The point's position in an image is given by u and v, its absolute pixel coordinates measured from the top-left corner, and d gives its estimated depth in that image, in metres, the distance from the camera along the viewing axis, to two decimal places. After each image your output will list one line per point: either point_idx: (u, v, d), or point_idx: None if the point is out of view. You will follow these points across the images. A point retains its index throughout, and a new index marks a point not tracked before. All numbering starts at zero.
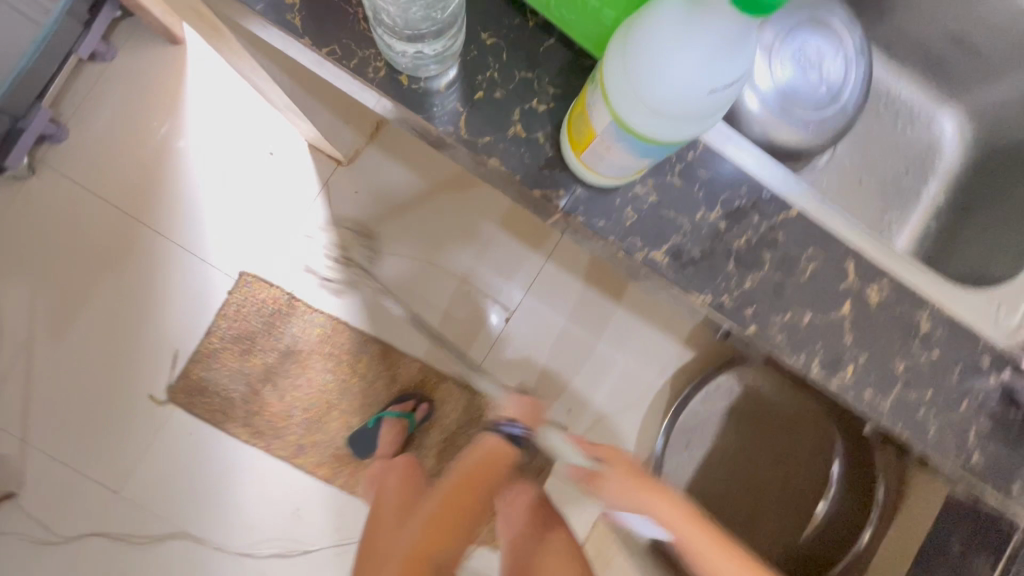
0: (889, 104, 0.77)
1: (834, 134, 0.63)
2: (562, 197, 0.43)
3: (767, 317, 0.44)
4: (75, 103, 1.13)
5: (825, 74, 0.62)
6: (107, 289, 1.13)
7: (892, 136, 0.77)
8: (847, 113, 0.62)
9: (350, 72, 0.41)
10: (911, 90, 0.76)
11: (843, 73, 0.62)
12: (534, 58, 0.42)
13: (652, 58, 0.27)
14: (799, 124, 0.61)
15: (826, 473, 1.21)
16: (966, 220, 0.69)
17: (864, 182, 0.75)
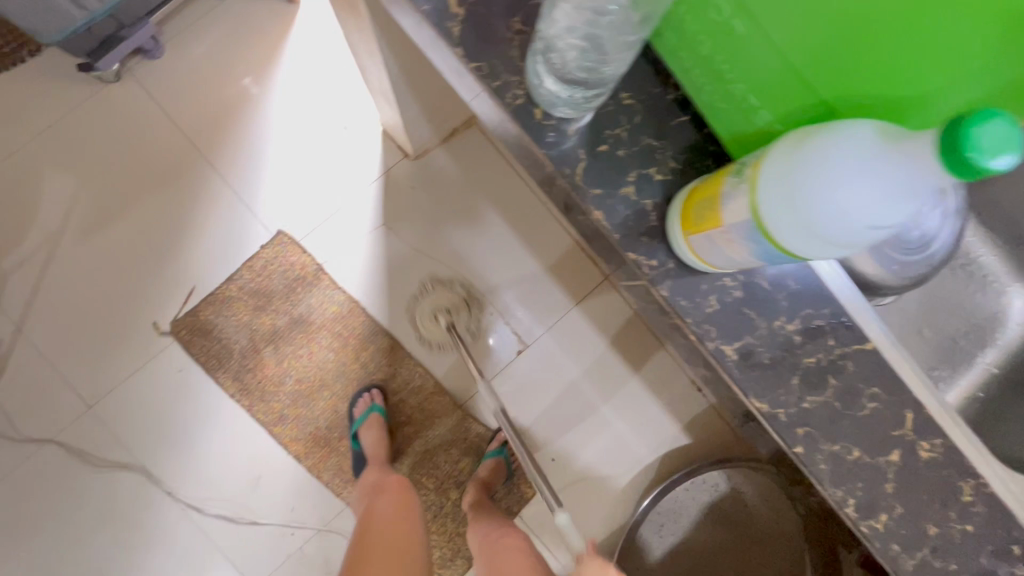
0: (967, 265, 0.77)
1: (910, 279, 0.62)
2: (653, 267, 0.43)
3: (817, 442, 0.44)
4: (179, 28, 1.17)
5: (921, 220, 0.61)
6: (150, 208, 1.14)
7: (964, 293, 0.76)
8: (929, 265, 0.62)
9: (489, 91, 0.42)
10: (991, 256, 0.76)
11: (937, 225, 0.62)
12: (664, 129, 0.43)
13: (824, 178, 0.27)
14: (885, 260, 0.59)
15: None
16: (1013, 401, 0.70)
17: (926, 333, 0.73)
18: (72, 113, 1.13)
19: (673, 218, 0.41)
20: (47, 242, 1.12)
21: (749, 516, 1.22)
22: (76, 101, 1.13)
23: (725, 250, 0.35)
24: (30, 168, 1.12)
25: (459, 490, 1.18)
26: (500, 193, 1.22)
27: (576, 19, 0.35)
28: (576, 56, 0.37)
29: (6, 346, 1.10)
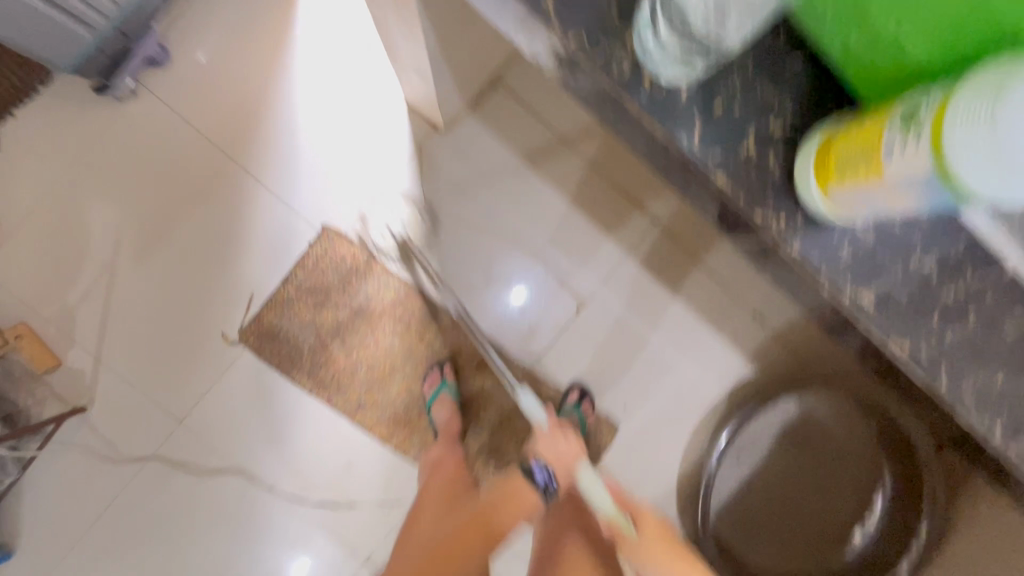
0: None
1: None
2: (781, 225, 0.41)
3: (961, 374, 0.44)
4: (184, 32, 1.13)
5: None
6: (195, 222, 1.14)
7: None
8: None
9: (591, 66, 0.40)
10: None
11: None
12: (778, 77, 0.40)
13: None
14: None
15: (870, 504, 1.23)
16: None
17: None
18: (97, 137, 1.12)
19: (803, 174, 0.39)
20: (104, 271, 1.13)
21: (824, 436, 1.26)
22: (98, 126, 1.11)
23: (882, 203, 0.34)
24: (69, 200, 1.12)
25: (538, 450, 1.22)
26: (536, 153, 1.19)
27: None
28: (711, 15, 0.36)
29: (90, 377, 1.13)
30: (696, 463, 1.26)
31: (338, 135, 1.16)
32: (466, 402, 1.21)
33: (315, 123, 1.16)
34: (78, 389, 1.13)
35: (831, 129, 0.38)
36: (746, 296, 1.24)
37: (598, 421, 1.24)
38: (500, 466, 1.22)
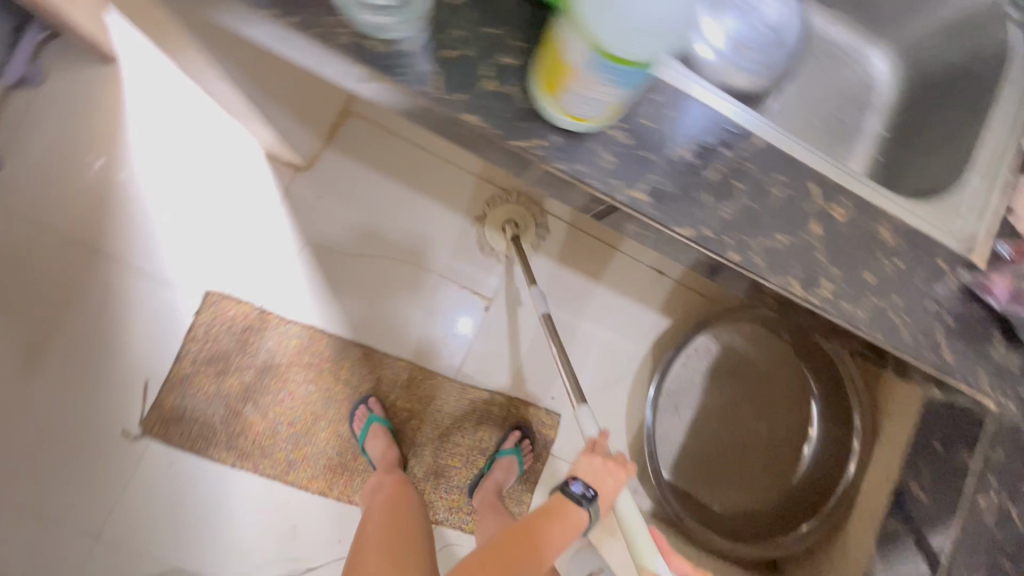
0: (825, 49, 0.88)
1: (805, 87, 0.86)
2: (542, 148, 0.44)
3: (748, 243, 0.47)
4: (9, 132, 1.07)
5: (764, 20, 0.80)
6: (67, 324, 1.08)
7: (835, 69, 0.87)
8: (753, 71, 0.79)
9: (318, 41, 0.41)
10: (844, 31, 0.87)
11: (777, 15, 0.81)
12: (498, 17, 0.44)
13: None
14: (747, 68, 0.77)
15: (808, 414, 1.26)
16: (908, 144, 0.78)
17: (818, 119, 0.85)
18: None
19: (534, 88, 0.42)
20: None
21: (747, 363, 1.30)
22: None
23: (586, 96, 0.37)
24: None
25: (483, 456, 1.21)
26: (404, 167, 1.20)
27: None
28: None
29: None
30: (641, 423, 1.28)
31: (197, 198, 1.13)
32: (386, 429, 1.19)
33: (170, 193, 1.12)
34: None
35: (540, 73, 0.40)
36: (641, 254, 1.29)
37: (537, 413, 1.23)
38: (451, 484, 1.19)
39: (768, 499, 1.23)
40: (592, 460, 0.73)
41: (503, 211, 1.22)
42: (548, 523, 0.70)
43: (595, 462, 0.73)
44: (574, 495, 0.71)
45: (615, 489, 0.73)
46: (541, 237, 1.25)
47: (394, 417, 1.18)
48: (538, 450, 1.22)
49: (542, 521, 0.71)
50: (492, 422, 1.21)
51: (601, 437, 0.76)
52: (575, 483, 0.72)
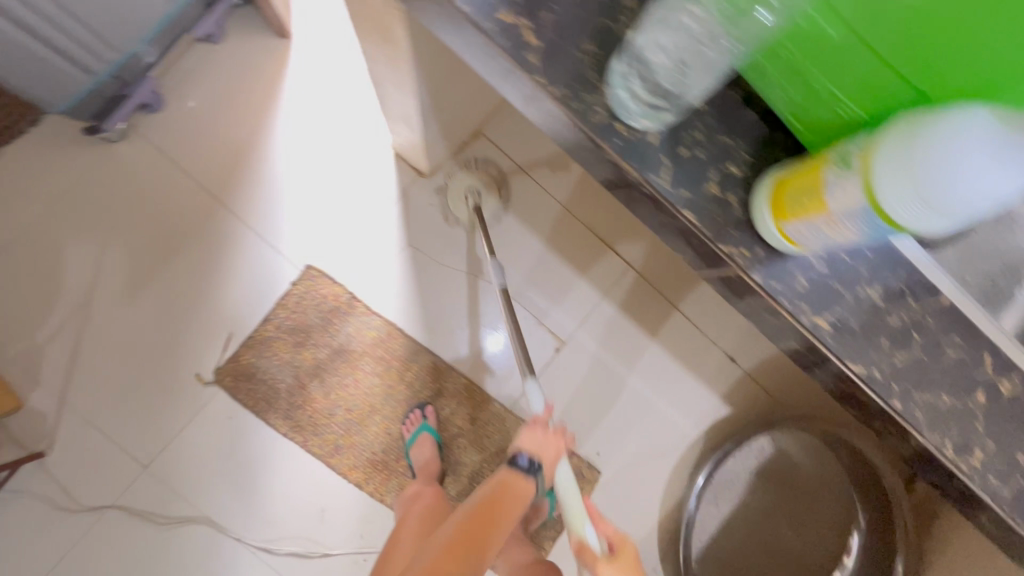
0: None
1: None
2: (743, 256, 0.46)
3: (912, 395, 0.47)
4: (177, 76, 1.15)
5: None
6: (179, 262, 1.14)
7: None
8: None
9: (573, 112, 0.45)
10: None
11: None
12: (735, 127, 0.46)
13: (953, 168, 0.30)
14: None
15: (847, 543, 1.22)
16: None
17: None
18: (83, 177, 1.12)
19: (757, 191, 0.44)
20: (78, 310, 1.11)
21: (797, 474, 1.26)
22: (82, 168, 1.12)
23: (830, 233, 0.38)
24: (47, 240, 1.11)
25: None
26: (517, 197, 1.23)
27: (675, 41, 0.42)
28: (667, 71, 0.42)
29: (53, 418, 1.09)
30: (676, 503, 1.26)
31: (323, 178, 1.18)
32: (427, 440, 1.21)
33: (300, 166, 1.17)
34: (39, 433, 1.08)
35: (780, 170, 0.43)
36: (719, 337, 1.28)
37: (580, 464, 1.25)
38: None
39: None
40: (533, 433, 0.76)
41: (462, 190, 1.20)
42: (503, 493, 0.70)
43: (537, 436, 0.75)
44: (520, 466, 0.73)
45: (556, 458, 0.76)
46: (625, 295, 1.26)
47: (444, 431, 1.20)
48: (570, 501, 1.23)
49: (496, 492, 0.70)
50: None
51: (544, 412, 0.79)
52: (522, 455, 0.73)
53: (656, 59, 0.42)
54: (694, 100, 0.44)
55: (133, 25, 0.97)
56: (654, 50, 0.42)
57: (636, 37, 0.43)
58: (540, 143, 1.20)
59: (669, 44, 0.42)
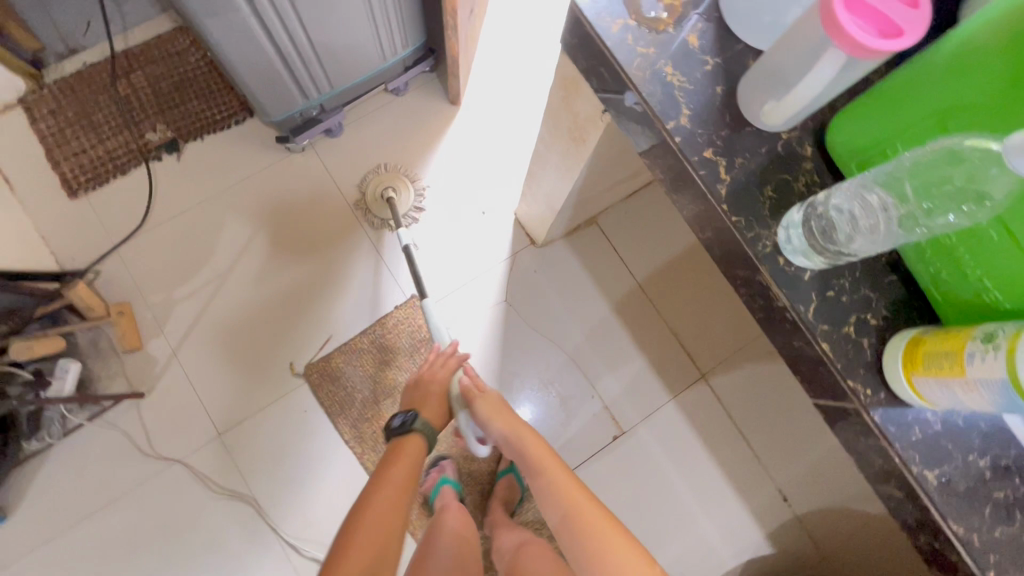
0: None
1: None
2: (867, 395, 0.52)
3: (1010, 572, 0.49)
4: (360, 113, 1.36)
5: None
6: (310, 261, 1.29)
7: None
8: None
9: (744, 238, 0.54)
10: None
11: None
12: (879, 285, 0.53)
13: None
14: None
15: None
16: None
17: None
18: (259, 173, 1.31)
19: (894, 341, 0.51)
20: (215, 278, 1.26)
21: None
22: (261, 165, 1.31)
23: (962, 396, 0.44)
24: (212, 214, 1.29)
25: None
26: (613, 284, 1.32)
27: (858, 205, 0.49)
28: (837, 219, 0.50)
29: (159, 366, 1.21)
30: None
31: (449, 224, 1.32)
32: (465, 487, 1.24)
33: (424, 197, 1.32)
34: (145, 376, 1.20)
35: (921, 329, 0.50)
36: (776, 473, 1.27)
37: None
38: None
39: None
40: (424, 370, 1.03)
41: (378, 183, 1.30)
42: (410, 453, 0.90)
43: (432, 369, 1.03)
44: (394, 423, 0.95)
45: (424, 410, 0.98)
46: (692, 403, 1.29)
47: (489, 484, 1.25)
48: None
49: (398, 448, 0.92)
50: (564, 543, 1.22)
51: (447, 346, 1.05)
52: (397, 417, 0.95)
53: (834, 207, 0.50)
54: (843, 253, 0.50)
55: (350, 72, 1.18)
56: (837, 203, 0.50)
57: (823, 195, 0.51)
58: (644, 245, 1.33)
59: (851, 204, 0.49)
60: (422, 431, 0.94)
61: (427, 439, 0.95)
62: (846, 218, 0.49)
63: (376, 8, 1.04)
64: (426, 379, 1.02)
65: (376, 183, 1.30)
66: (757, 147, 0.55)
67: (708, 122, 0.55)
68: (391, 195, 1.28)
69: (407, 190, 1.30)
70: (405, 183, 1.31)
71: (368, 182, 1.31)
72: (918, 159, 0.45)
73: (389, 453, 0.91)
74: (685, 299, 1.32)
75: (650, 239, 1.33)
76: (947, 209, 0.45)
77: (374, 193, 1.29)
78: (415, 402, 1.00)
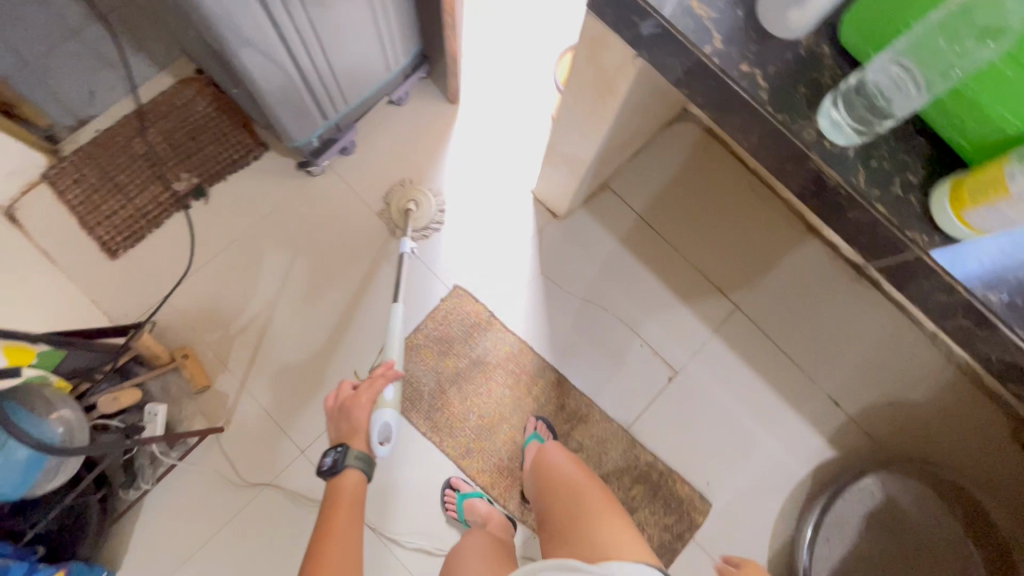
0: None
1: None
2: (924, 241, 0.60)
3: None
4: (368, 128, 1.42)
5: None
6: (350, 274, 1.34)
7: None
8: None
9: (791, 132, 0.62)
10: None
11: None
12: (911, 148, 0.61)
13: None
14: None
15: None
16: None
17: None
18: (286, 202, 1.37)
19: (937, 190, 0.59)
20: (265, 308, 1.31)
21: (911, 525, 1.24)
22: (286, 194, 1.37)
23: (1009, 212, 0.52)
24: (251, 249, 1.34)
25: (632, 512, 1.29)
26: (639, 241, 1.40)
27: (887, 79, 0.58)
28: (870, 95, 0.59)
29: (232, 400, 1.25)
30: (784, 543, 1.27)
31: (474, 213, 1.39)
32: None
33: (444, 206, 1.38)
34: (220, 411, 1.24)
35: (958, 174, 0.58)
36: (823, 381, 1.36)
37: (691, 496, 1.29)
38: None
39: None
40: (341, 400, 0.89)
41: (401, 196, 1.36)
42: (347, 495, 0.79)
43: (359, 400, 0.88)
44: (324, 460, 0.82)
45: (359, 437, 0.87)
46: (733, 332, 1.37)
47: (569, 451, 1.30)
48: (678, 531, 1.28)
49: (336, 490, 0.80)
50: (647, 485, 1.30)
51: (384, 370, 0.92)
52: (326, 456, 0.82)
53: (868, 85, 0.59)
54: (876, 124, 0.60)
55: (359, 88, 1.26)
56: (870, 81, 0.58)
57: (858, 77, 0.59)
58: (658, 198, 1.42)
59: (881, 79, 0.58)
60: (356, 466, 0.82)
61: (365, 471, 0.83)
62: (878, 93, 0.58)
63: (379, 22, 1.15)
64: (350, 406, 0.88)
65: (400, 196, 1.36)
66: (783, 54, 0.63)
67: (737, 41, 0.63)
68: (412, 208, 1.34)
69: (426, 199, 1.35)
70: (424, 194, 1.36)
71: (393, 196, 1.37)
72: (935, 28, 0.53)
73: (326, 501, 0.79)
74: (706, 240, 1.41)
75: (661, 192, 1.42)
76: (959, 68, 0.53)
77: (398, 207, 1.35)
78: (343, 433, 0.87)
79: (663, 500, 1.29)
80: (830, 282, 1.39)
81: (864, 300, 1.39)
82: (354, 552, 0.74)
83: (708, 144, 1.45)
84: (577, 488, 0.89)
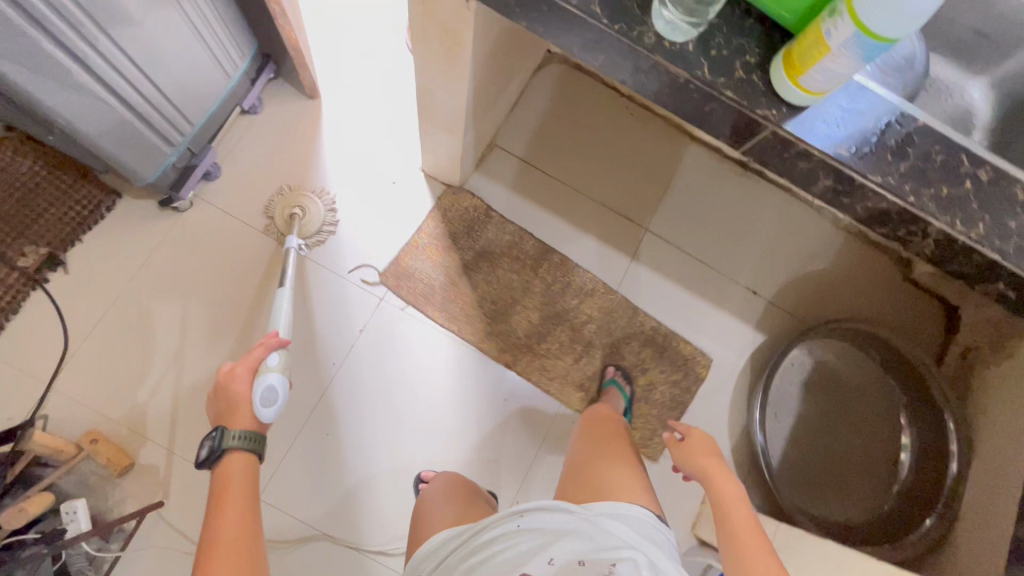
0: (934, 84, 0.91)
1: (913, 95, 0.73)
2: (774, 115, 0.63)
3: (920, 190, 0.63)
4: (229, 145, 1.31)
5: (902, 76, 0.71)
6: (255, 301, 1.25)
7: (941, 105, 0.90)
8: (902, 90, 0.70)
9: (631, 40, 0.62)
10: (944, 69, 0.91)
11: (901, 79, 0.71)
12: (743, 29, 0.64)
13: None
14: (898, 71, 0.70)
15: (891, 432, 1.34)
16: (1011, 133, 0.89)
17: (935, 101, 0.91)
18: (160, 246, 1.24)
19: (774, 65, 0.62)
20: (171, 363, 1.20)
21: (840, 379, 1.37)
22: (158, 236, 1.25)
23: (833, 67, 0.55)
24: (136, 307, 1.21)
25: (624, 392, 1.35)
26: (541, 189, 1.41)
27: None
28: None
29: (164, 469, 1.15)
30: (742, 429, 1.36)
31: (368, 204, 1.33)
32: (503, 422, 1.29)
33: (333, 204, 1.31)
34: (154, 485, 1.14)
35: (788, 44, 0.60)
36: (738, 275, 1.44)
37: (675, 380, 1.37)
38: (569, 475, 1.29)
39: (863, 519, 1.29)
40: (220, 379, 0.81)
41: (284, 204, 1.28)
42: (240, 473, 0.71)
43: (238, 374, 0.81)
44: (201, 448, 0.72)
45: (243, 411, 0.79)
46: (649, 252, 1.42)
47: (562, 345, 1.35)
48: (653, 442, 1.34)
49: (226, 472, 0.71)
50: (634, 369, 1.37)
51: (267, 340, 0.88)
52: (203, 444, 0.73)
53: None
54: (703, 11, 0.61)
55: (201, 103, 1.15)
56: None
57: None
58: (546, 143, 1.42)
59: None
60: (240, 447, 0.73)
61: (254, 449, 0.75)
62: None
63: (204, 31, 1.04)
64: (226, 382, 0.81)
65: (282, 205, 1.28)
66: None
67: None
68: (298, 214, 1.27)
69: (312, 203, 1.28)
70: (310, 198, 1.29)
71: (274, 207, 1.28)
72: None
73: (211, 491, 0.69)
74: (602, 172, 1.44)
75: (547, 138, 1.43)
76: None
77: (282, 215, 1.27)
78: (223, 413, 0.80)
79: (648, 382, 1.37)
80: (721, 182, 1.47)
81: (754, 190, 1.48)
82: (253, 529, 0.65)
83: (580, 81, 1.47)
84: (601, 443, 0.89)
